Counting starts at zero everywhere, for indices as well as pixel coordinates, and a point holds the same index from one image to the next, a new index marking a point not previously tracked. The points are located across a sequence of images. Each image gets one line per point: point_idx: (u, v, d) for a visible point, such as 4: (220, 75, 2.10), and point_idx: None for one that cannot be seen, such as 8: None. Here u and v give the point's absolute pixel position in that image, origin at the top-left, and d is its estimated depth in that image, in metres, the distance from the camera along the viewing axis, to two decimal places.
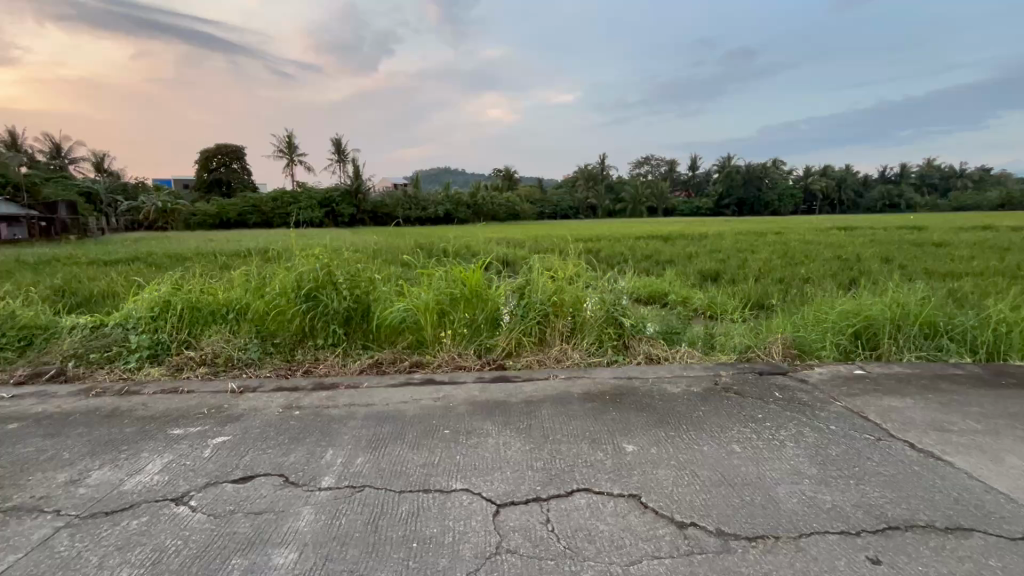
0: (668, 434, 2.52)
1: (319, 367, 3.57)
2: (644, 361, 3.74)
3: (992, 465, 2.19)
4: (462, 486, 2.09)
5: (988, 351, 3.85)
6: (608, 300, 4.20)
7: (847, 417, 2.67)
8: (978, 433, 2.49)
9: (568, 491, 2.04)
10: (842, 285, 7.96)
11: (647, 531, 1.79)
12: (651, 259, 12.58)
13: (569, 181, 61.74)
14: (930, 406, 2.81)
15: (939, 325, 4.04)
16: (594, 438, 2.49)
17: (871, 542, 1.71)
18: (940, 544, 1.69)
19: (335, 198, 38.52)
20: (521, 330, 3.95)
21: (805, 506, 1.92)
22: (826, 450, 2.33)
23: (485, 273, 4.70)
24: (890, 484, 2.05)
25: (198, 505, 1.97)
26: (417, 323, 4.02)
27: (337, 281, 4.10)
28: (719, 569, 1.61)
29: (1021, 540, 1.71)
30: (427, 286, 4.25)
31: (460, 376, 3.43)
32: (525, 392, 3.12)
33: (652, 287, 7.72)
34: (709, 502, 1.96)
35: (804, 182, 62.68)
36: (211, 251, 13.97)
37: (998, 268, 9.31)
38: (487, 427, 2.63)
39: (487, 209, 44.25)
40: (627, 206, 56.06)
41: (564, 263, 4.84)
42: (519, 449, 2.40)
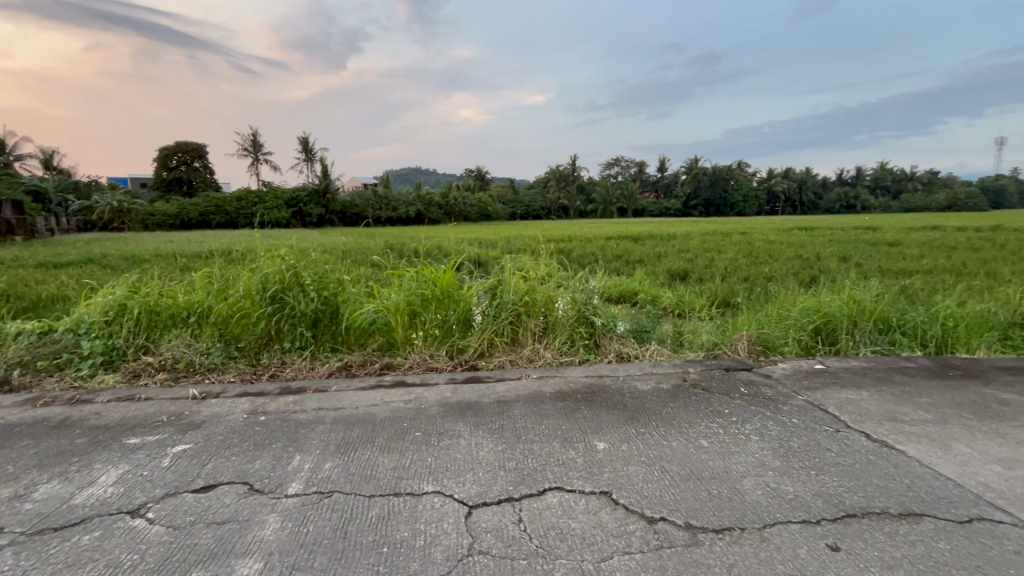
0: (639, 431, 2.56)
1: (285, 372, 3.49)
2: (614, 359, 3.79)
3: (941, 452, 2.30)
4: (433, 488, 2.07)
5: (937, 345, 4.06)
6: (579, 299, 4.23)
7: (808, 410, 2.77)
8: (928, 422, 2.62)
9: (540, 491, 2.04)
10: (804, 284, 8.24)
11: (618, 528, 1.81)
12: (622, 259, 12.77)
13: (540, 181, 62.05)
14: (883, 398, 2.94)
15: (891, 320, 4.24)
16: (566, 437, 2.50)
17: (830, 530, 1.77)
18: (894, 530, 1.77)
19: (303, 198, 37.63)
20: (493, 331, 3.94)
21: (768, 497, 1.98)
22: (789, 442, 2.41)
23: (457, 273, 4.66)
24: (848, 474, 2.13)
25: (155, 517, 1.89)
26: (388, 325, 3.97)
27: (304, 282, 3.99)
28: (687, 562, 1.64)
29: (967, 524, 1.80)
30: (398, 287, 4.19)
31: (431, 377, 3.40)
32: (497, 392, 3.12)
33: (622, 287, 7.82)
34: (678, 496, 1.99)
35: (768, 184, 64.75)
36: (170, 251, 13.38)
37: (946, 267, 9.82)
38: (459, 428, 2.61)
39: (459, 209, 44.01)
40: (598, 207, 56.70)
41: (535, 263, 4.85)
42: (491, 449, 2.39)
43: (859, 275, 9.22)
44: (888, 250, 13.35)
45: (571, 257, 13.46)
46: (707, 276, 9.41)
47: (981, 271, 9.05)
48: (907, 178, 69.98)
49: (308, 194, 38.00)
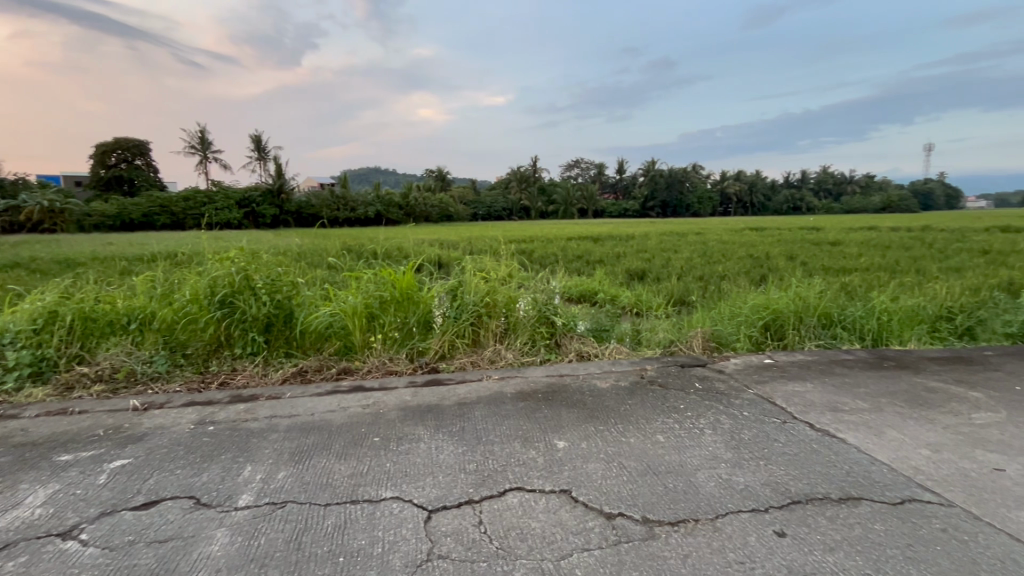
0: (598, 428, 2.60)
1: (236, 379, 3.35)
2: (575, 358, 3.84)
3: (877, 439, 2.46)
4: (392, 494, 2.04)
5: (874, 337, 4.33)
6: (539, 300, 4.25)
7: (757, 403, 2.89)
8: (865, 410, 2.78)
9: (500, 491, 2.05)
10: (754, 281, 8.60)
11: (577, 525, 1.83)
12: (583, 259, 12.97)
13: (501, 183, 62.18)
14: (826, 389, 3.10)
15: (833, 316, 4.48)
16: (526, 437, 2.51)
17: (777, 517, 1.86)
18: (834, 514, 1.87)
19: (256, 198, 36.24)
20: (454, 332, 3.91)
21: (721, 488, 2.05)
22: (740, 434, 2.51)
23: (416, 273, 4.58)
24: (793, 463, 2.24)
25: (89, 538, 1.77)
26: (345, 329, 3.87)
27: (256, 286, 3.82)
28: (644, 555, 1.67)
29: (900, 505, 1.92)
30: (355, 289, 4.10)
31: (391, 381, 3.33)
32: (458, 394, 3.10)
33: (583, 287, 7.93)
34: (636, 491, 2.04)
35: (720, 186, 67.24)
36: (107, 254, 12.57)
37: (882, 264, 10.48)
38: (419, 432, 2.58)
39: (419, 210, 43.48)
40: (558, 208, 57.24)
41: (496, 263, 4.85)
42: (451, 452, 2.37)
43: (804, 273, 9.69)
44: (831, 249, 14.11)
45: (533, 258, 13.56)
46: (663, 275, 9.66)
47: (912, 268, 9.69)
48: (847, 182, 74.29)
49: (260, 194, 36.61)
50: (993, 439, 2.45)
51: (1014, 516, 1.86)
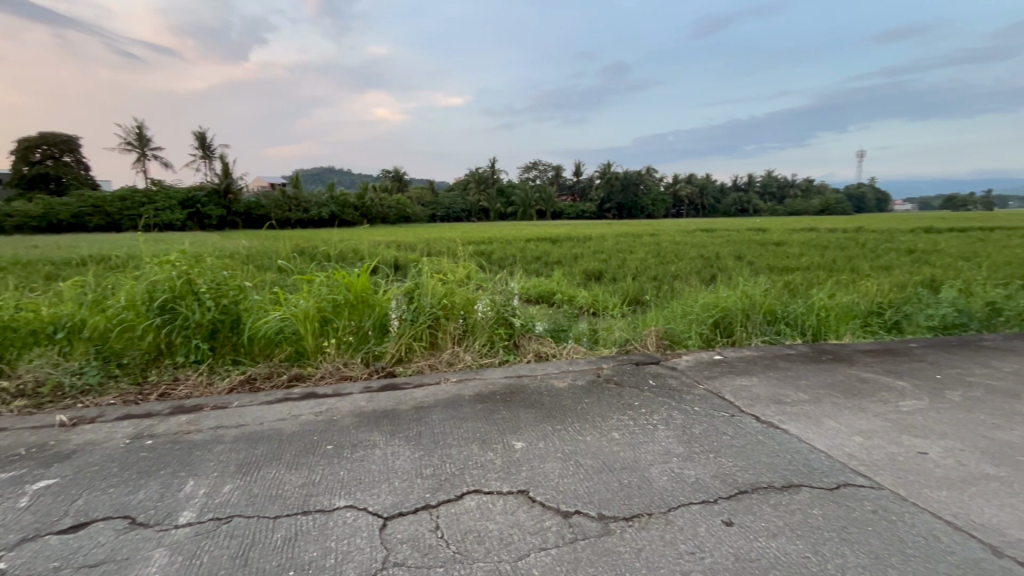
0: (555, 428, 2.62)
1: (178, 389, 3.17)
2: (533, 359, 3.86)
3: (816, 428, 2.60)
4: (346, 502, 1.98)
5: (813, 333, 4.59)
6: (498, 301, 4.25)
7: (707, 398, 3.00)
8: (806, 402, 2.94)
9: (457, 495, 2.03)
10: (704, 280, 8.96)
11: (534, 525, 1.84)
12: (541, 260, 13.11)
13: (459, 184, 61.90)
14: (770, 382, 3.26)
15: (777, 313, 4.72)
16: (484, 439, 2.50)
17: (726, 507, 1.93)
18: (777, 501, 1.97)
19: (201, 198, 34.53)
20: (410, 335, 3.85)
21: (673, 482, 2.11)
22: (691, 429, 2.59)
23: (371, 276, 4.48)
24: (740, 454, 2.33)
25: (8, 567, 1.63)
26: (296, 334, 3.74)
27: (199, 290, 3.62)
28: (600, 551, 1.70)
29: (836, 490, 2.04)
30: (307, 292, 3.97)
31: (345, 387, 3.25)
32: (415, 398, 3.05)
33: (541, 288, 8.01)
34: (592, 489, 2.07)
35: (673, 188, 69.50)
36: (31, 258, 11.65)
37: (822, 263, 11.12)
38: (375, 438, 2.52)
39: (376, 211, 42.65)
40: (517, 209, 57.53)
41: (454, 265, 4.81)
42: (408, 457, 2.33)
43: (751, 272, 10.15)
44: (775, 249, 14.85)
45: (492, 259, 13.59)
46: (620, 275, 9.88)
47: (848, 266, 10.33)
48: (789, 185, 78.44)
49: (205, 194, 34.88)
50: (917, 424, 2.64)
51: (936, 495, 2.01)
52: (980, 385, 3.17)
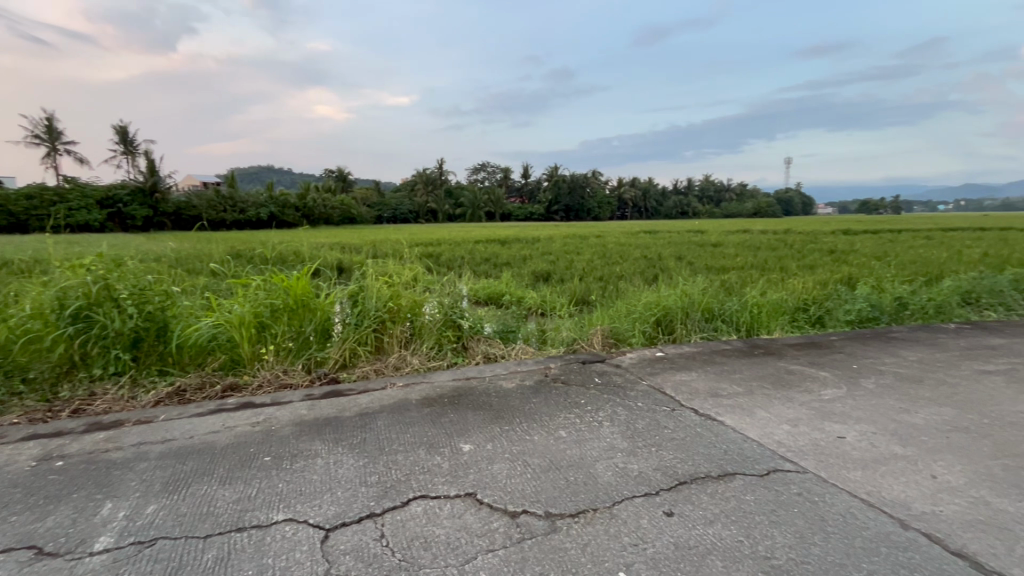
0: (503, 429, 2.63)
1: (94, 405, 2.92)
2: (481, 360, 3.86)
3: (749, 418, 2.75)
4: (284, 516, 1.89)
5: (747, 328, 4.86)
6: (445, 303, 4.20)
7: (650, 394, 3.11)
8: (740, 394, 3.11)
9: (404, 501, 1.99)
10: (647, 280, 9.31)
11: (482, 527, 1.83)
12: (490, 261, 13.18)
13: (407, 185, 60.93)
14: (708, 377, 3.42)
15: (714, 310, 4.96)
16: (431, 443, 2.47)
17: (666, 498, 2.00)
18: (713, 490, 2.06)
19: (123, 198, 32.01)
20: (355, 339, 3.74)
21: (617, 476, 2.17)
22: (634, 424, 2.67)
23: (312, 279, 4.30)
24: (680, 446, 2.43)
25: None
26: (231, 341, 3.54)
27: (119, 296, 3.34)
28: (546, 549, 1.72)
29: (766, 476, 2.17)
30: (242, 297, 3.76)
31: (284, 395, 3.10)
32: (360, 405, 2.96)
33: (490, 289, 8.04)
34: (539, 488, 2.09)
35: (618, 192, 71.68)
36: None
37: (755, 262, 11.85)
38: (316, 447, 2.43)
39: (319, 212, 41.22)
40: (466, 211, 57.37)
41: (400, 267, 4.72)
42: (352, 465, 2.26)
43: (690, 272, 10.62)
44: (712, 250, 15.69)
45: (441, 261, 13.52)
46: (568, 276, 10.10)
47: (779, 266, 11.05)
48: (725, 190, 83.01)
49: (129, 193, 32.39)
50: (837, 411, 2.86)
51: (853, 476, 2.18)
52: (890, 373, 3.48)
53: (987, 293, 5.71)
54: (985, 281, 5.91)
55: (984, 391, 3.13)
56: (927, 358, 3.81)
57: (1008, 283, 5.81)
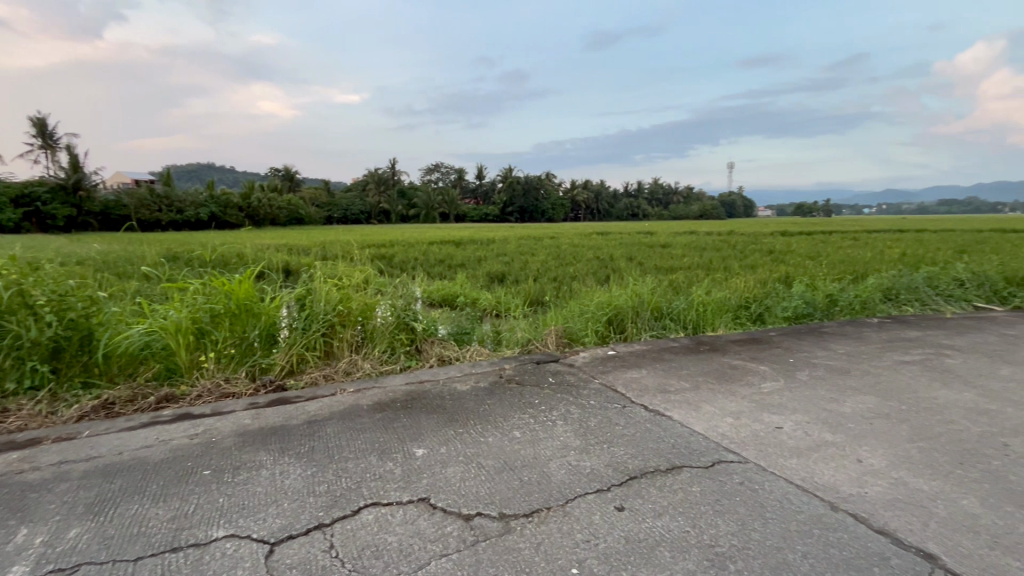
0: (457, 431, 2.61)
1: (7, 422, 2.67)
2: (436, 363, 3.81)
3: (695, 413, 2.86)
4: (225, 532, 1.80)
5: (693, 326, 5.05)
6: (398, 305, 4.12)
7: (602, 392, 3.17)
8: (687, 389, 3.23)
9: (354, 510, 1.93)
10: (599, 281, 9.53)
11: (435, 532, 1.81)
12: (445, 262, 13.12)
13: (359, 185, 59.51)
14: (657, 373, 3.53)
15: (663, 309, 5.13)
16: (383, 449, 2.42)
17: (618, 494, 2.05)
18: (662, 483, 2.13)
19: (41, 195, 29.42)
20: (302, 345, 3.60)
21: (571, 474, 2.20)
22: (587, 422, 2.72)
23: (256, 282, 4.11)
24: (630, 442, 2.50)
25: None
26: (166, 349, 3.33)
27: (36, 302, 3.07)
28: (500, 550, 1.72)
29: (711, 467, 2.27)
30: (179, 302, 3.55)
31: (226, 405, 2.95)
32: (309, 412, 2.86)
33: (444, 290, 7.99)
34: (493, 489, 2.08)
35: (571, 194, 72.93)
36: None
37: (701, 262, 12.41)
38: (261, 457, 2.32)
39: (264, 212, 39.53)
40: (420, 211, 56.70)
41: (350, 269, 4.59)
42: (299, 475, 2.18)
43: (640, 272, 10.93)
44: (660, 250, 16.30)
45: (395, 262, 13.32)
46: (522, 276, 10.19)
47: (723, 266, 11.60)
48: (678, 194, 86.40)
49: (48, 190, 29.81)
50: (775, 403, 3.02)
51: (789, 464, 2.31)
52: (822, 366, 3.71)
53: (905, 289, 6.21)
54: (903, 279, 6.43)
55: (903, 380, 3.40)
56: (854, 350, 4.10)
57: (922, 280, 6.34)
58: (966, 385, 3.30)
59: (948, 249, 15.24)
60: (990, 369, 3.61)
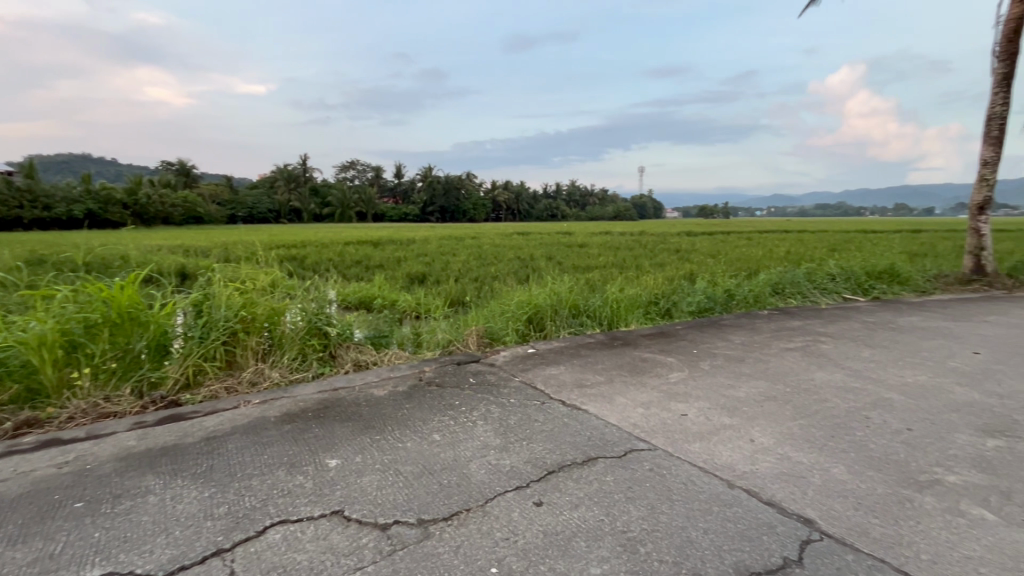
0: (374, 438, 2.52)
1: None
2: (352, 368, 3.64)
3: (609, 405, 2.99)
4: (101, 571, 1.59)
5: (608, 322, 5.28)
6: (310, 309, 3.87)
7: (521, 390, 3.22)
8: (602, 383, 3.37)
9: (259, 530, 1.80)
10: (519, 280, 9.67)
11: (350, 545, 1.74)
12: (363, 263, 12.64)
13: (266, 182, 55.65)
14: (574, 369, 3.65)
15: (580, 306, 5.31)
16: (293, 462, 2.27)
17: (536, 489, 2.09)
18: (578, 475, 2.20)
19: None
20: (199, 355, 3.28)
21: (491, 473, 2.21)
22: (507, 420, 2.75)
23: (141, 287, 3.68)
24: (548, 437, 2.56)
25: None
26: (27, 366, 2.90)
27: None
28: (419, 557, 1.68)
29: (623, 456, 2.38)
30: (42, 311, 3.10)
31: (105, 426, 2.62)
32: (207, 428, 2.61)
33: (361, 293, 7.68)
34: (411, 495, 2.04)
35: (492, 195, 73.19)
36: None
37: (616, 262, 13.00)
38: (148, 482, 2.09)
39: (154, 211, 35.72)
40: (335, 210, 54.29)
41: (254, 271, 4.24)
42: (195, 497, 1.99)
43: (558, 272, 11.21)
44: (578, 250, 16.79)
45: (308, 263, 12.61)
46: (443, 277, 10.08)
47: (635, 264, 12.25)
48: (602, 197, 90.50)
49: None
50: (681, 391, 3.24)
51: (692, 448, 2.49)
52: (721, 355, 4.05)
53: (789, 284, 6.93)
54: (787, 275, 7.17)
55: (787, 365, 3.79)
56: (748, 340, 4.52)
57: (803, 275, 7.11)
58: (837, 367, 3.76)
59: (825, 248, 16.97)
60: (856, 352, 4.14)
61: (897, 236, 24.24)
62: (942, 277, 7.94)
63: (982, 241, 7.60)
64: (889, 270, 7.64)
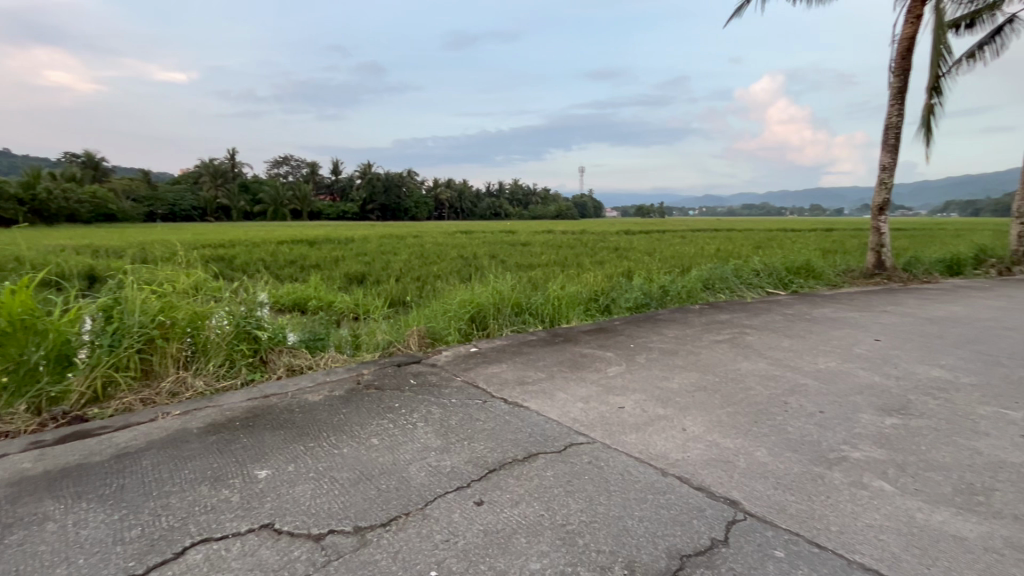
0: (307, 446, 2.41)
1: None
2: (285, 374, 3.47)
3: (550, 401, 3.04)
4: None
5: (550, 319, 5.35)
6: (237, 312, 3.64)
7: (463, 389, 3.20)
8: (543, 379, 3.42)
9: (179, 551, 1.67)
10: (462, 280, 9.60)
11: (281, 559, 1.65)
12: (298, 263, 12.07)
13: (188, 177, 51.83)
14: (517, 366, 3.67)
15: (522, 304, 5.34)
16: (217, 475, 2.13)
17: (477, 488, 2.08)
18: (520, 472, 2.21)
19: None
20: (110, 365, 3.01)
21: (431, 475, 2.18)
22: (448, 421, 2.72)
23: (38, 291, 3.32)
24: (490, 436, 2.55)
25: None
26: None
27: None
28: (355, 566, 1.63)
29: (563, 451, 2.42)
30: None
31: None
32: (118, 444, 2.40)
33: (295, 295, 7.33)
34: (347, 502, 1.97)
35: (434, 193, 72.05)
36: None
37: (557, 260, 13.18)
38: (46, 508, 1.89)
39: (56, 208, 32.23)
40: (267, 208, 51.50)
41: (174, 273, 3.93)
42: (104, 521, 1.82)
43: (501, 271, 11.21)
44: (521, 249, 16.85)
45: (237, 263, 11.88)
46: (384, 277, 9.82)
47: (576, 262, 12.48)
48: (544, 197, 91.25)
49: None
50: (618, 385, 3.35)
51: (629, 439, 2.58)
52: (656, 349, 4.22)
53: (719, 279, 7.33)
54: (717, 271, 7.59)
55: (716, 356, 4.01)
56: (681, 333, 4.73)
57: (731, 271, 7.55)
58: (760, 356, 4.02)
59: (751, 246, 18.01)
60: (777, 342, 4.45)
61: (814, 234, 26.23)
62: (851, 271, 8.69)
63: (882, 239, 8.36)
64: (806, 265, 8.26)
